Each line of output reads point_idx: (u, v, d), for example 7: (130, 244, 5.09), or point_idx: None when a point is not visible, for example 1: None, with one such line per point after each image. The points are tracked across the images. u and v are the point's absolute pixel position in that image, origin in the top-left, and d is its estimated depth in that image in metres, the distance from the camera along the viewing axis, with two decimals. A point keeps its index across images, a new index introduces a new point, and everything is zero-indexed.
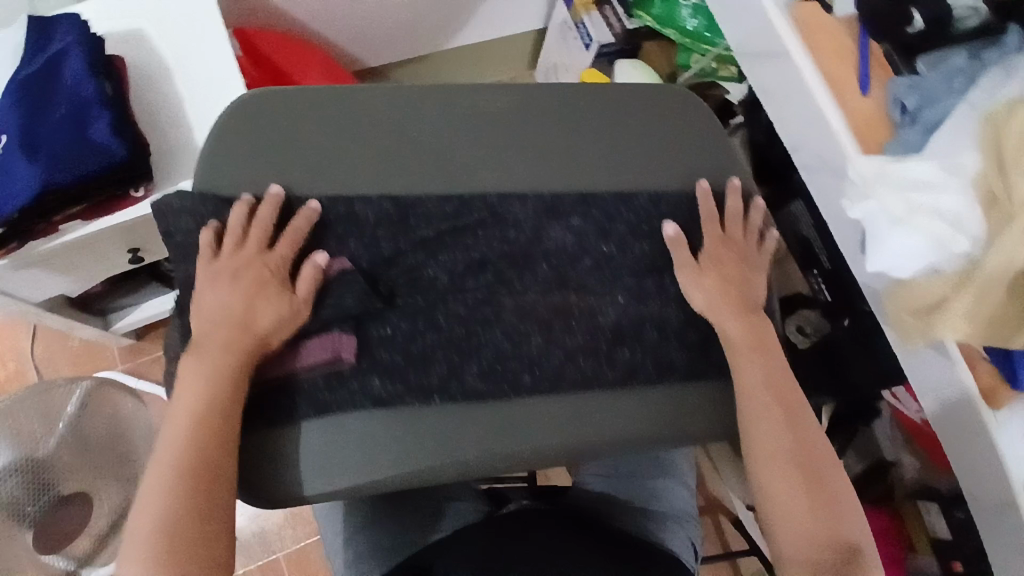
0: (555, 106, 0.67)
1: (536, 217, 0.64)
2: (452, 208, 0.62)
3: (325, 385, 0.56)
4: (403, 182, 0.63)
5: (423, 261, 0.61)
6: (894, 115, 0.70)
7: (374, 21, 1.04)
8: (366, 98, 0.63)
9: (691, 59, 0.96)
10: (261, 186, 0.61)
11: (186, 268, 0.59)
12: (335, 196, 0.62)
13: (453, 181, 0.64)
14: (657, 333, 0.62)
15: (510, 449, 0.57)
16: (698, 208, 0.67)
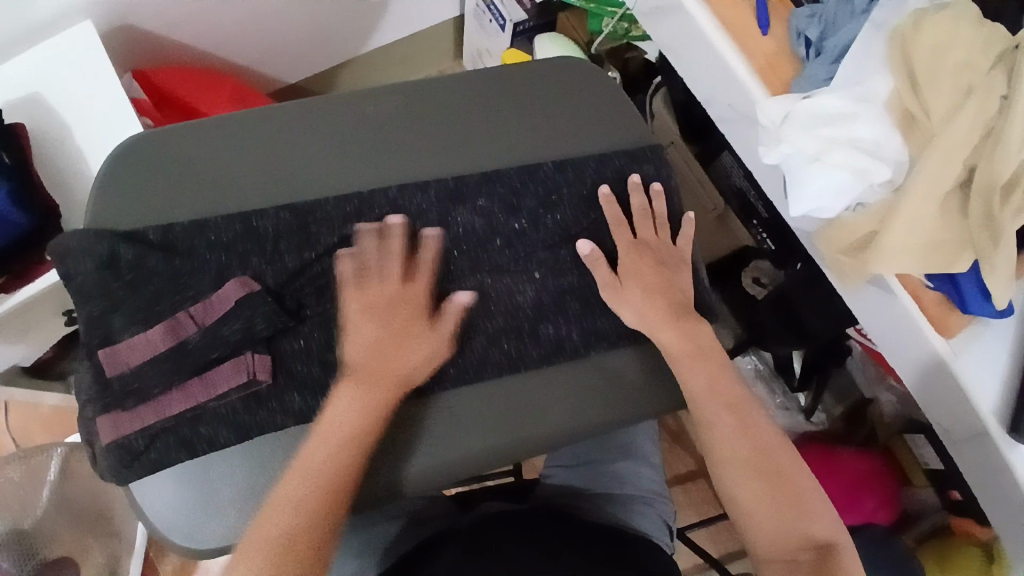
0: (447, 97, 0.65)
1: (439, 207, 0.62)
2: (352, 208, 0.61)
3: (244, 408, 0.55)
4: (300, 195, 0.61)
5: (332, 268, 0.60)
6: (799, 50, 0.67)
7: (280, 37, 1.01)
8: (251, 122, 0.62)
9: (601, 24, 0.94)
10: (154, 228, 0.59)
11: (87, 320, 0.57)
12: (231, 217, 0.60)
13: (350, 186, 0.62)
14: (580, 305, 0.62)
15: (445, 456, 0.57)
16: (609, 174, 0.65)
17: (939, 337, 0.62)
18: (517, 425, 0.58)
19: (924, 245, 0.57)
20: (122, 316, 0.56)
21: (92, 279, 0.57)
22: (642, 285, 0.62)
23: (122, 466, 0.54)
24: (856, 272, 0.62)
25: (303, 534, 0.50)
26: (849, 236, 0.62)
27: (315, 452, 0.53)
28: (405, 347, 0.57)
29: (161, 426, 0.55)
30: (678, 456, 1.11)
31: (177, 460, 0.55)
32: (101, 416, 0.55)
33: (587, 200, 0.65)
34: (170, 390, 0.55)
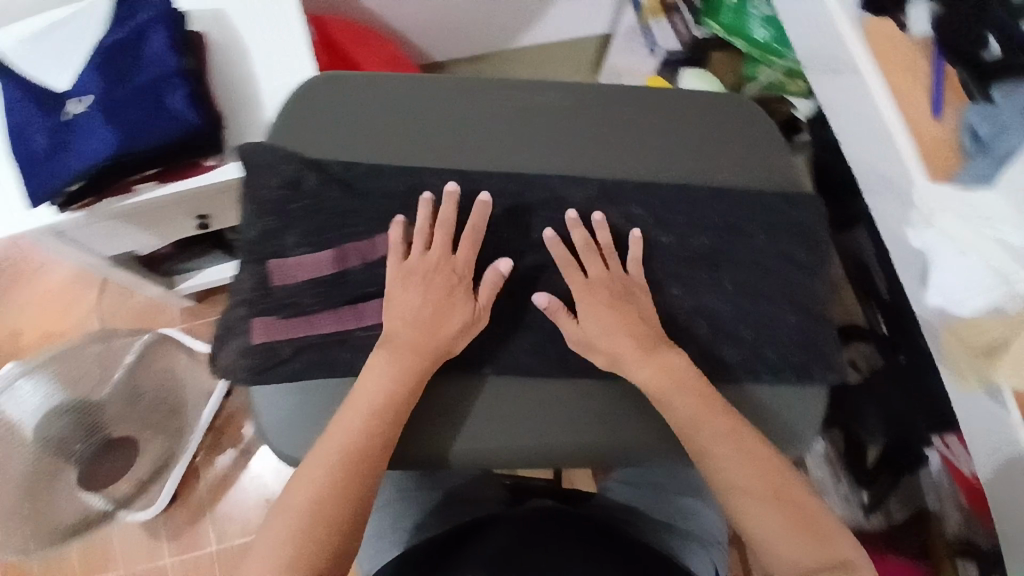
0: (623, 101, 0.65)
1: (592, 203, 0.61)
2: (513, 186, 0.61)
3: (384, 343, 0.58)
4: (467, 157, 0.62)
5: (484, 237, 0.61)
6: (965, 142, 0.60)
7: (445, 16, 1.05)
8: (434, 83, 0.64)
9: (757, 71, 0.90)
10: (328, 156, 0.62)
11: (257, 226, 0.60)
12: (403, 167, 0.62)
13: (511, 163, 0.62)
14: (709, 329, 0.59)
15: (548, 444, 0.57)
16: (777, 209, 0.62)
17: None
18: (610, 427, 0.58)
19: None
20: (294, 235, 0.60)
21: (274, 195, 0.60)
22: (776, 328, 0.60)
23: (262, 366, 0.57)
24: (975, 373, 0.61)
25: (338, 506, 0.52)
26: (977, 335, 0.59)
27: (345, 426, 0.54)
28: (444, 316, 0.57)
29: (306, 341, 0.58)
30: None
31: (311, 377, 0.57)
32: (253, 319, 0.58)
33: (734, 230, 0.61)
34: (323, 311, 0.59)
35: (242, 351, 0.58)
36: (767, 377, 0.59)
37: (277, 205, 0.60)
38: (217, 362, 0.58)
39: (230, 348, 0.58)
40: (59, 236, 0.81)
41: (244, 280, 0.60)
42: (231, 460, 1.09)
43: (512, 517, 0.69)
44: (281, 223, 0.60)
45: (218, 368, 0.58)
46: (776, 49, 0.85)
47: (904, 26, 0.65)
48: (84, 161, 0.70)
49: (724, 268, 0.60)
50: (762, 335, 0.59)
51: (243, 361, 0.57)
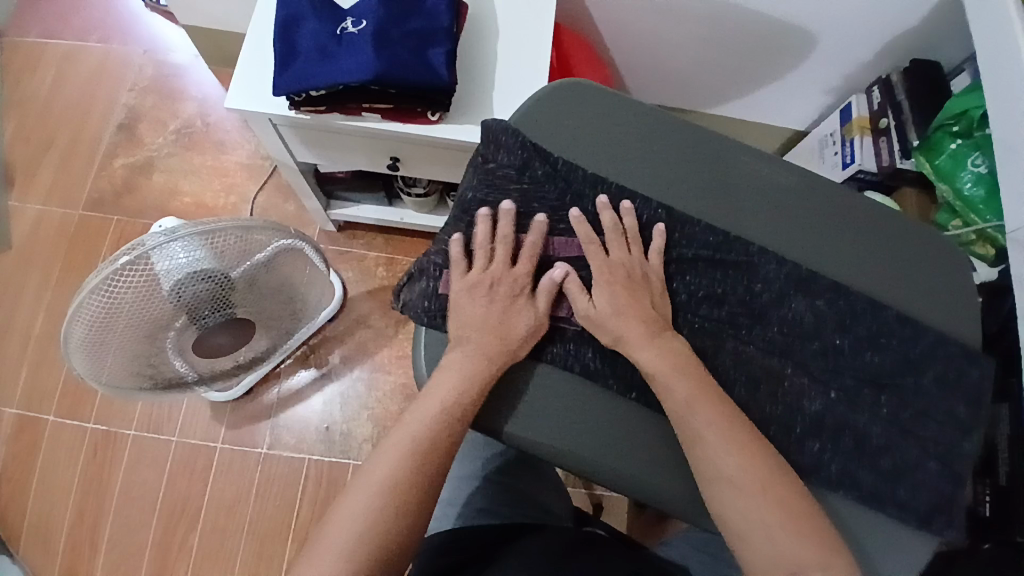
0: (841, 201, 0.66)
1: (783, 283, 0.62)
2: (716, 240, 0.63)
3: (568, 339, 0.61)
4: (681, 199, 0.65)
5: (671, 275, 0.63)
6: None
7: (660, 61, 1.11)
8: (675, 122, 0.68)
9: (949, 222, 0.94)
10: (561, 154, 0.66)
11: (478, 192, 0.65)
12: (620, 185, 0.65)
13: (720, 219, 0.65)
14: (853, 444, 0.59)
15: (651, 483, 0.59)
16: (950, 357, 0.63)
17: None
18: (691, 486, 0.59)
19: None
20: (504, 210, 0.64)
21: (502, 171, 0.65)
22: (914, 469, 0.59)
23: (439, 312, 0.62)
24: None
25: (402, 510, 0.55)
26: None
27: (410, 425, 0.58)
28: (510, 323, 0.60)
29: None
30: None
31: None
32: (446, 270, 0.63)
33: (909, 360, 0.62)
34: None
35: (427, 292, 0.63)
36: (890, 510, 0.58)
37: (501, 175, 0.65)
38: (402, 295, 0.64)
39: (418, 286, 0.63)
40: (274, 126, 0.87)
41: (447, 235, 0.65)
42: (309, 378, 1.15)
43: (561, 535, 0.73)
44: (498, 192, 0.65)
45: (399, 301, 0.64)
46: (979, 210, 0.88)
47: None
48: (337, 73, 0.76)
49: (884, 390, 0.61)
50: (901, 470, 0.59)
51: (426, 302, 0.62)
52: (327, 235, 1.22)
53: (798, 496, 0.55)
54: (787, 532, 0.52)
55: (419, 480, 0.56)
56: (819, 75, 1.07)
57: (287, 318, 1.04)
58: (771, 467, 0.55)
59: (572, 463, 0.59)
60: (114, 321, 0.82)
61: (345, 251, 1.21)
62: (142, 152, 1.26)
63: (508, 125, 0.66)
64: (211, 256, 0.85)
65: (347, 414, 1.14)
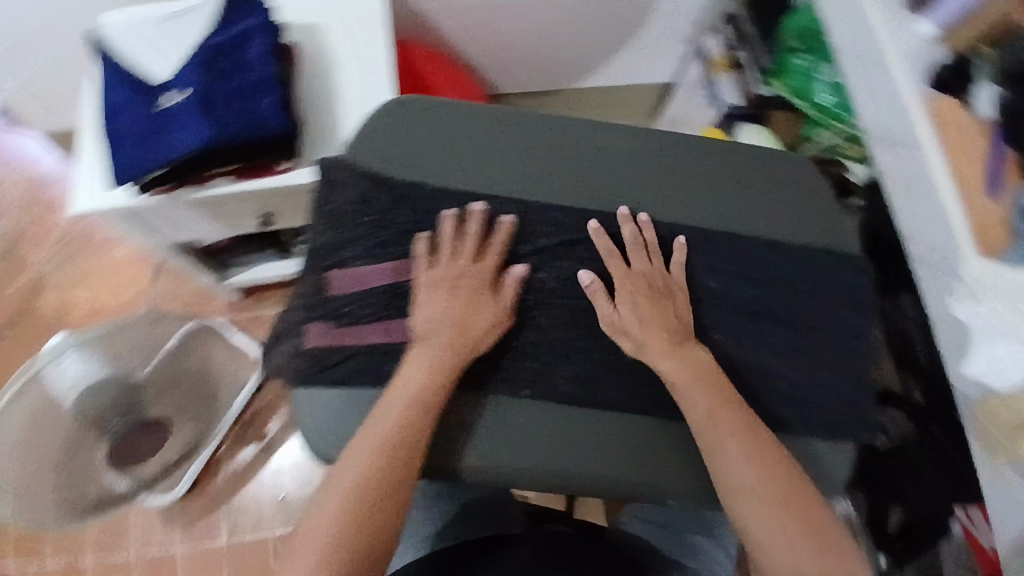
0: (691, 146, 0.68)
1: (647, 241, 0.66)
2: (572, 219, 0.66)
3: (445, 356, 0.62)
4: (531, 186, 0.67)
5: (538, 266, 0.66)
6: (1016, 224, 0.64)
7: (514, 45, 1.10)
8: (512, 113, 0.68)
9: (818, 133, 0.94)
10: (406, 172, 0.67)
11: (327, 236, 0.67)
12: (473, 189, 0.67)
13: (576, 197, 0.67)
14: (744, 378, 0.63)
15: (579, 478, 0.62)
16: (817, 269, 0.65)
17: None
18: (633, 467, 0.62)
19: None
20: (354, 249, 0.66)
21: (344, 211, 0.67)
22: (807, 387, 0.63)
23: (313, 369, 0.64)
24: (1008, 453, 0.65)
25: (384, 490, 0.56)
26: (1014, 417, 0.63)
27: (385, 410, 0.60)
28: (469, 317, 0.64)
29: (362, 348, 0.64)
30: None
31: (356, 383, 0.63)
32: (310, 321, 0.66)
33: (788, 284, 0.65)
34: (376, 323, 0.65)
35: (294, 351, 0.65)
36: (797, 431, 0.62)
37: (348, 210, 0.66)
38: (274, 359, 0.67)
39: (286, 347, 0.66)
40: (131, 217, 0.85)
41: (305, 287, 0.67)
42: (253, 454, 1.12)
43: (523, 542, 0.71)
44: (357, 228, 0.66)
45: (274, 366, 0.67)
46: (841, 115, 0.90)
47: (998, 189, 0.66)
48: (172, 149, 0.75)
49: (767, 318, 0.65)
50: (796, 389, 0.63)
51: (296, 361, 0.65)
52: (236, 304, 1.17)
53: (781, 463, 0.58)
54: (781, 511, 0.55)
55: (399, 460, 0.58)
56: (666, 29, 1.11)
57: (218, 408, 1.05)
58: (761, 431, 0.59)
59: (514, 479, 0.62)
60: (37, 447, 0.91)
61: (258, 316, 1.16)
62: (27, 271, 1.21)
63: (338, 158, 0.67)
64: (105, 362, 0.96)
65: (301, 481, 1.11)
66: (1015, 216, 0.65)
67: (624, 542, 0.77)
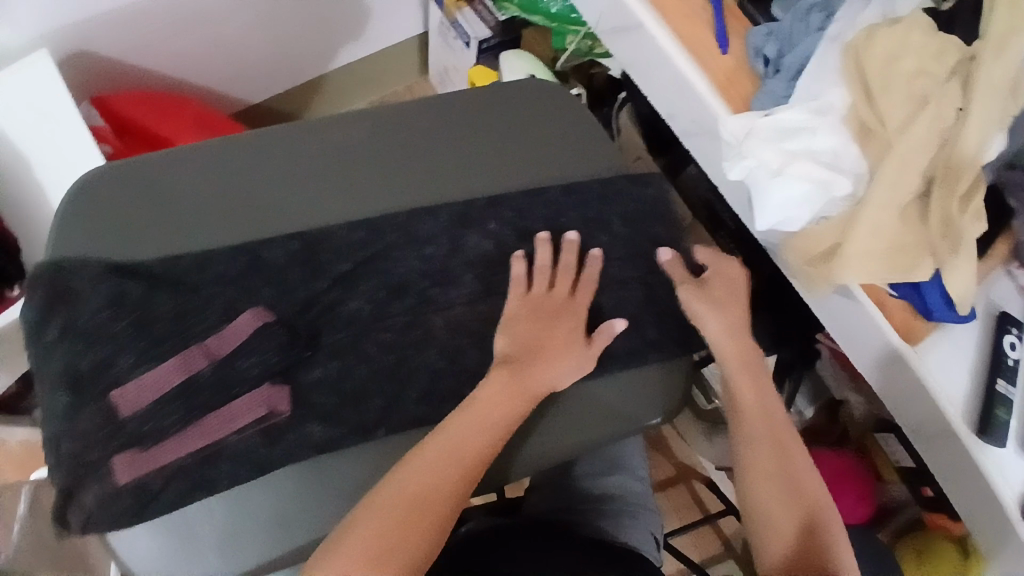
0: (429, 117, 0.69)
1: (447, 229, 0.65)
2: (364, 234, 0.63)
3: (263, 441, 0.56)
4: (297, 219, 0.63)
5: (343, 296, 0.61)
6: (758, 68, 0.70)
7: (237, 51, 1.00)
8: (237, 150, 0.64)
9: (565, 42, 0.95)
10: (150, 254, 0.60)
11: (95, 352, 0.56)
12: (235, 245, 0.61)
13: (349, 211, 0.64)
14: (593, 323, 0.65)
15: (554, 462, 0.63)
16: (608, 190, 0.69)
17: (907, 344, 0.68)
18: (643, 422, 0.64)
19: (881, 252, 0.62)
20: (130, 355, 0.56)
21: (97, 320, 0.57)
22: (652, 302, 0.66)
23: (136, 508, 0.53)
24: (820, 280, 0.66)
25: (412, 536, 0.52)
26: (815, 245, 0.66)
27: (432, 454, 0.55)
28: (554, 359, 0.60)
29: (177, 465, 0.55)
30: (658, 462, 1.17)
31: (197, 500, 0.54)
32: (112, 458, 0.54)
33: (591, 220, 0.68)
34: (189, 426, 0.55)
35: (100, 499, 0.54)
36: (669, 349, 0.65)
37: (108, 320, 0.57)
38: (72, 519, 0.54)
39: (87, 498, 0.54)
40: None
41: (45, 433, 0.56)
42: None
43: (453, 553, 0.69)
44: (123, 335, 0.57)
45: (77, 528, 0.53)
46: (573, 18, 0.91)
47: (725, 43, 0.71)
48: None
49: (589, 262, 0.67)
50: (642, 314, 0.66)
51: (108, 508, 0.53)
52: None
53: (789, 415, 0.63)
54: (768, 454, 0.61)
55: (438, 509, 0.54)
56: None
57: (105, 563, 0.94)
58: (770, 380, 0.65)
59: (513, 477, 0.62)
60: None
61: None
62: None
63: (52, 265, 0.58)
64: None
65: None
66: (752, 61, 0.70)
67: (553, 509, 0.77)
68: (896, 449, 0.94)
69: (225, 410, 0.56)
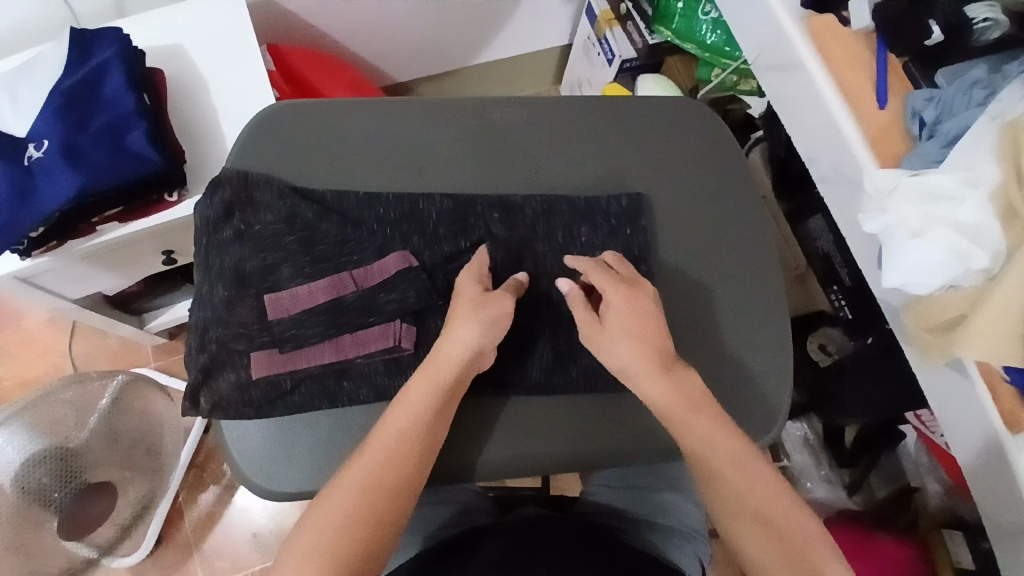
0: (586, 113, 0.72)
1: (589, 219, 0.68)
2: (511, 207, 0.67)
3: (387, 371, 0.61)
4: (452, 181, 0.68)
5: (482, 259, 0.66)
6: (913, 128, 0.70)
7: (398, 32, 1.06)
8: (409, 108, 0.69)
9: (711, 73, 0.99)
10: (319, 182, 0.66)
11: (259, 257, 0.62)
12: (401, 193, 0.66)
13: (499, 184, 0.68)
14: (705, 339, 0.67)
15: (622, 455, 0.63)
16: (746, 215, 0.71)
17: (1006, 428, 0.65)
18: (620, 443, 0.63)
19: (1011, 337, 0.60)
20: (289, 267, 0.62)
21: (269, 229, 0.63)
22: (765, 331, 0.68)
23: (262, 402, 0.59)
24: (938, 350, 0.67)
25: (378, 506, 0.52)
26: (937, 314, 0.65)
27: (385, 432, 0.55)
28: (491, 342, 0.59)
29: (308, 372, 0.60)
30: None
31: (316, 408, 0.59)
32: (249, 353, 0.60)
33: (725, 241, 0.70)
34: (323, 342, 0.61)
35: (234, 386, 0.59)
36: (773, 380, 0.66)
37: (273, 233, 0.63)
38: (202, 399, 0.59)
39: (222, 382, 0.59)
40: (27, 283, 0.81)
41: (197, 318, 0.62)
42: (213, 497, 1.09)
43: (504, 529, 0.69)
44: (284, 249, 0.62)
45: (204, 407, 0.59)
46: (727, 52, 0.95)
47: (884, 98, 0.71)
48: (43, 205, 0.70)
49: (714, 281, 0.69)
50: (755, 340, 0.67)
51: (240, 395, 0.59)
52: (161, 348, 1.12)
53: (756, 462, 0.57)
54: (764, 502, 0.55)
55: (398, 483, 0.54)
56: None
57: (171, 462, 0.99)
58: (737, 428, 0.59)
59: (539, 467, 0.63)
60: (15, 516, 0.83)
61: None
62: None
63: (240, 172, 0.64)
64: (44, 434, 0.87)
65: (271, 511, 1.09)
66: (907, 121, 0.70)
67: (606, 512, 0.77)
68: (960, 550, 0.88)
69: (358, 336, 0.61)
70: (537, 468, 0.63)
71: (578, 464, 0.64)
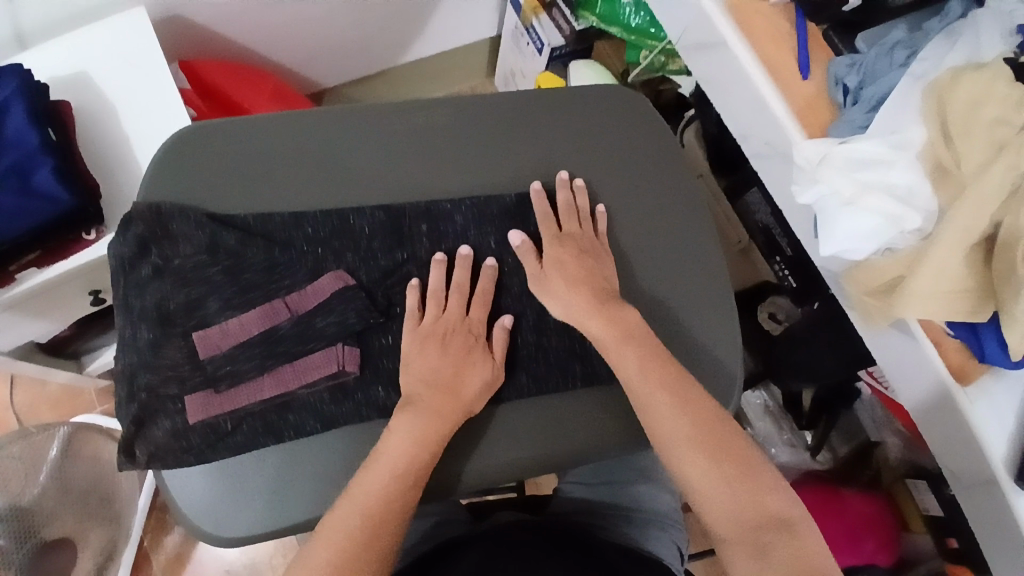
0: (513, 109, 0.70)
1: (525, 218, 0.67)
2: (443, 213, 0.65)
3: (332, 398, 0.59)
4: (382, 193, 0.65)
5: (421, 272, 0.64)
6: (837, 97, 0.70)
7: (319, 37, 1.03)
8: (329, 120, 0.66)
9: (639, 56, 0.98)
10: (245, 207, 0.63)
11: (186, 293, 0.60)
12: (329, 210, 0.63)
13: (430, 192, 0.66)
14: (655, 326, 0.66)
15: (581, 455, 0.63)
16: (682, 198, 0.71)
17: (955, 382, 0.66)
18: (588, 442, 0.63)
19: (948, 294, 0.61)
20: (218, 301, 0.60)
21: (191, 263, 0.60)
22: (713, 312, 0.68)
23: (202, 447, 0.57)
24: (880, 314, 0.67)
25: (361, 554, 0.52)
26: (877, 279, 0.65)
27: (369, 478, 0.55)
28: (464, 376, 0.60)
29: (248, 410, 0.58)
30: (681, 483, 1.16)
31: (262, 445, 0.58)
32: (184, 398, 0.58)
33: (663, 227, 0.70)
34: (262, 376, 0.59)
35: (170, 434, 0.57)
36: (728, 360, 0.66)
37: (198, 267, 0.60)
38: (138, 451, 0.57)
39: (157, 431, 0.57)
40: None
41: (126, 364, 0.59)
42: (180, 536, 1.06)
43: (474, 538, 0.68)
44: (211, 283, 0.60)
45: (140, 460, 0.57)
46: (652, 33, 0.94)
47: (806, 69, 0.71)
48: None
49: (658, 267, 0.68)
50: (706, 322, 0.67)
51: (178, 442, 0.57)
52: (106, 390, 1.08)
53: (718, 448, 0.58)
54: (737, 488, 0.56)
55: (380, 530, 0.54)
56: None
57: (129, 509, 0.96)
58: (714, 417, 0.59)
59: (506, 475, 0.62)
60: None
61: None
62: None
63: (152, 206, 0.61)
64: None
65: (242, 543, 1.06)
66: (830, 91, 0.71)
67: (580, 508, 0.77)
68: (926, 497, 0.92)
69: (297, 364, 0.59)
70: (497, 478, 0.62)
71: (543, 470, 0.63)
